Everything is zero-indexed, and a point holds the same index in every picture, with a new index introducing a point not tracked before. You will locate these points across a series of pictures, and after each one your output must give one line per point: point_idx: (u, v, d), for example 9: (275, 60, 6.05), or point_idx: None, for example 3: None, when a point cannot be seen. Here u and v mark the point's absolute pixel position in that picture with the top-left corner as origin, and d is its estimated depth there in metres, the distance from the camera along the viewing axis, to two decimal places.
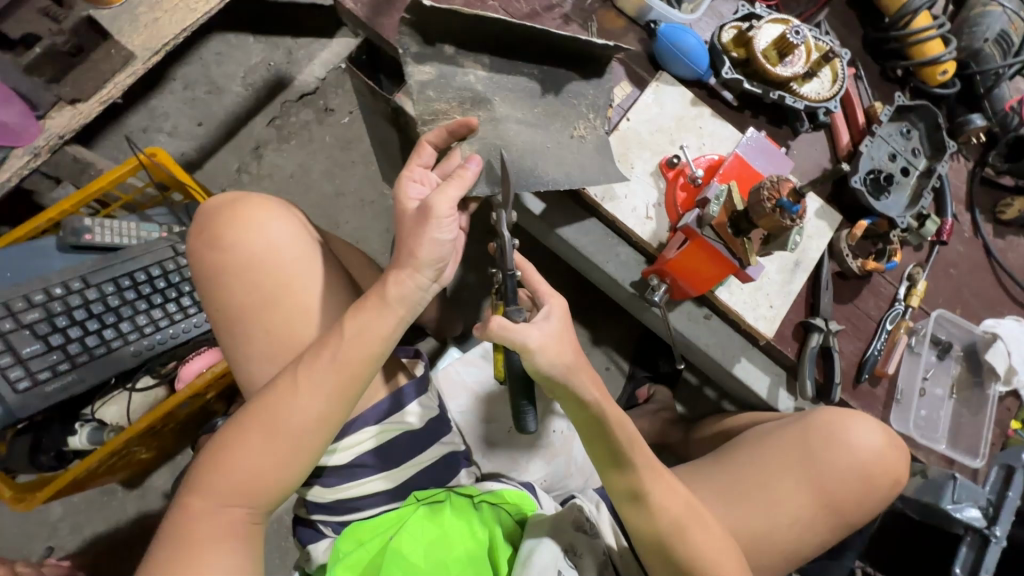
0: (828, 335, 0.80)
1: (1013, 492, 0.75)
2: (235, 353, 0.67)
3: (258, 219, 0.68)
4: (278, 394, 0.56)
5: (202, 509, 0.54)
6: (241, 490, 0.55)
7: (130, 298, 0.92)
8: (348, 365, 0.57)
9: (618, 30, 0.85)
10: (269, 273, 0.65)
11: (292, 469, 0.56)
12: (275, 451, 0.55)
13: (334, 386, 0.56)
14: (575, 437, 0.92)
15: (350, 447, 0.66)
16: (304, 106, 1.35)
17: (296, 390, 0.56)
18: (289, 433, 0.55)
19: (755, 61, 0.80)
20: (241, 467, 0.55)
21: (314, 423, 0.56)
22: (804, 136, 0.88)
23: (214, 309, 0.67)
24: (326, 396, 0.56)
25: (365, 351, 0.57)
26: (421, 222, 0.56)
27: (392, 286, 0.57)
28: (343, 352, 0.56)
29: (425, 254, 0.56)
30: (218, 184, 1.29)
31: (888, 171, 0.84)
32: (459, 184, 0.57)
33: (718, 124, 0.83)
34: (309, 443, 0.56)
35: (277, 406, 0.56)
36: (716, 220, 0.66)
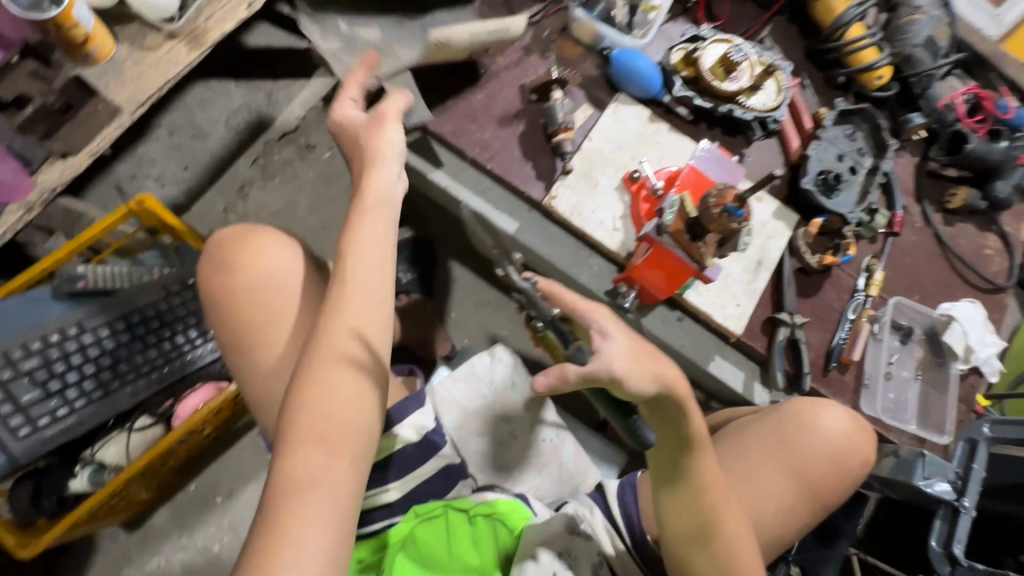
0: (793, 329, 0.85)
1: (978, 464, 0.78)
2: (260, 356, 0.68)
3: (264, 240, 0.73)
4: (324, 325, 0.56)
5: (294, 461, 0.52)
6: (321, 431, 0.53)
7: (126, 340, 0.95)
8: (364, 272, 0.58)
9: (576, 57, 0.91)
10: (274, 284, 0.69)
11: (359, 396, 0.55)
12: (342, 380, 0.55)
13: (363, 300, 0.57)
14: (563, 444, 0.95)
15: None
16: (286, 144, 1.41)
17: (340, 310, 0.56)
18: (350, 361, 0.55)
19: (703, 78, 0.86)
20: (311, 407, 0.53)
21: (364, 341, 0.57)
22: (757, 143, 0.94)
23: (236, 324, 0.70)
24: (370, 314, 0.57)
25: (379, 254, 0.58)
26: (377, 124, 0.63)
27: (374, 185, 0.60)
28: (359, 261, 0.58)
29: (386, 150, 0.62)
30: (207, 225, 1.33)
31: (836, 170, 0.91)
32: (398, 98, 0.65)
33: (675, 138, 0.89)
34: (363, 365, 0.56)
35: (326, 339, 0.56)
36: (672, 228, 0.68)
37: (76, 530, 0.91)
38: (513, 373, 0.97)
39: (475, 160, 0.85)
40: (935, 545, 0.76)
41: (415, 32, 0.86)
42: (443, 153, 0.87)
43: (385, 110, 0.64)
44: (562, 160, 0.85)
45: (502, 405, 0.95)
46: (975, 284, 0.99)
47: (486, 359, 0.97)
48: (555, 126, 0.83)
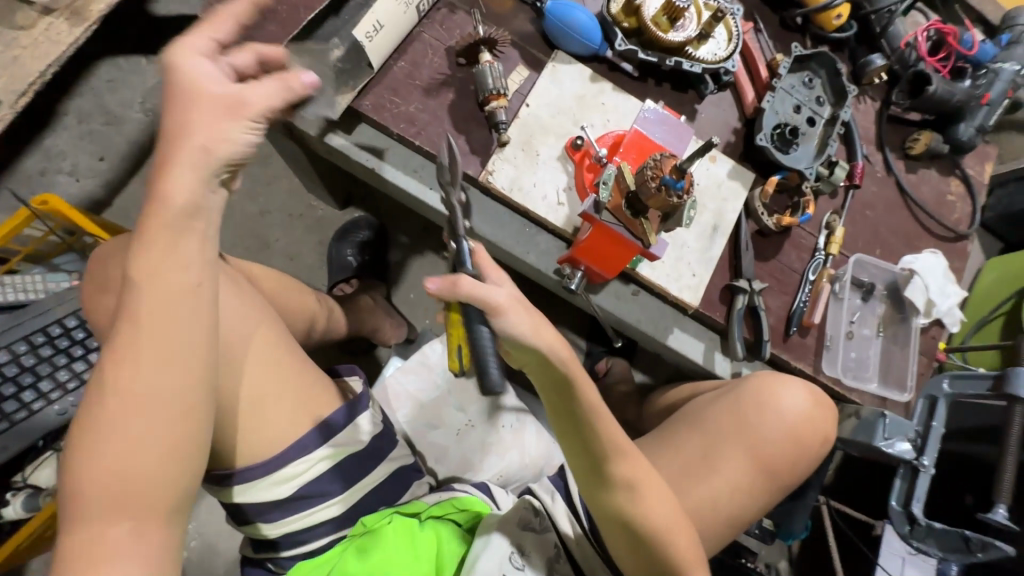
0: (752, 296, 0.82)
1: (937, 421, 0.77)
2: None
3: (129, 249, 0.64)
4: (106, 366, 0.43)
5: (73, 533, 0.42)
6: (107, 499, 0.42)
7: (46, 354, 0.87)
8: (157, 300, 0.43)
9: (508, 12, 0.82)
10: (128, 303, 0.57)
11: (160, 454, 0.43)
12: (131, 437, 0.43)
13: (158, 334, 0.43)
14: (524, 429, 0.91)
15: (292, 479, 0.64)
16: None
17: (118, 350, 0.43)
18: (137, 411, 0.43)
19: (645, 29, 0.78)
20: (88, 472, 0.42)
21: (158, 385, 0.43)
22: (710, 98, 0.88)
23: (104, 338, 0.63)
24: (164, 350, 0.44)
25: (172, 273, 0.44)
26: (229, 110, 0.45)
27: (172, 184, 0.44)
28: (149, 284, 0.43)
29: (217, 148, 0.45)
30: (134, 219, 1.22)
31: (793, 123, 0.85)
32: (274, 81, 0.48)
33: (620, 98, 0.81)
34: (170, 414, 0.44)
35: (103, 387, 0.43)
36: (611, 204, 0.61)
37: (16, 557, 0.86)
38: (467, 361, 0.93)
39: (402, 137, 0.77)
40: (896, 505, 0.75)
41: (366, 30, 0.70)
42: (367, 130, 0.78)
43: (244, 96, 0.46)
44: (496, 131, 0.76)
45: (457, 394, 0.91)
46: (937, 232, 0.96)
47: (438, 347, 0.92)
48: (486, 93, 0.75)
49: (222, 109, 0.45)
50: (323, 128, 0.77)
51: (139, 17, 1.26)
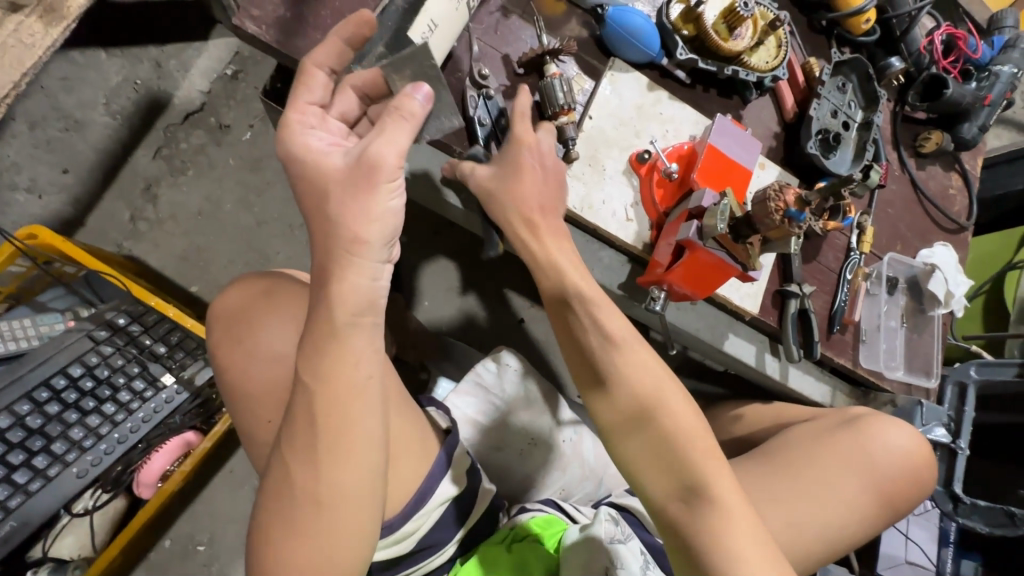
0: (804, 299, 0.85)
1: (968, 406, 0.86)
2: (258, 439, 0.64)
3: (264, 312, 0.67)
4: (292, 463, 0.48)
5: None
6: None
7: (55, 412, 0.77)
8: (333, 404, 0.48)
9: (559, 17, 0.78)
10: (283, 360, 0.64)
11: (345, 539, 0.49)
12: (320, 527, 0.48)
13: (335, 437, 0.48)
14: (583, 441, 0.91)
15: (409, 535, 0.67)
16: (193, 127, 1.15)
17: (301, 451, 0.48)
18: (324, 506, 0.49)
19: (707, 37, 0.77)
20: (286, 555, 0.49)
21: (340, 483, 0.49)
22: (753, 103, 0.88)
23: (232, 394, 0.65)
24: (344, 453, 0.48)
25: (346, 378, 0.48)
26: (369, 185, 0.49)
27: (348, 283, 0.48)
28: (328, 392, 0.48)
29: (374, 231, 0.49)
30: (112, 239, 1.09)
31: (834, 129, 0.88)
32: (394, 116, 0.50)
33: (677, 107, 0.80)
34: (349, 507, 0.49)
35: (295, 481, 0.48)
36: (719, 234, 0.62)
37: None
38: (523, 381, 0.90)
39: (465, 157, 0.72)
40: (937, 486, 0.83)
41: (423, 29, 0.63)
42: (420, 147, 0.74)
43: (379, 156, 0.49)
44: (565, 146, 0.73)
45: (517, 412, 0.89)
46: (945, 226, 1.03)
47: (492, 367, 0.90)
48: (554, 109, 0.71)
49: (353, 182, 0.50)
50: None
51: None
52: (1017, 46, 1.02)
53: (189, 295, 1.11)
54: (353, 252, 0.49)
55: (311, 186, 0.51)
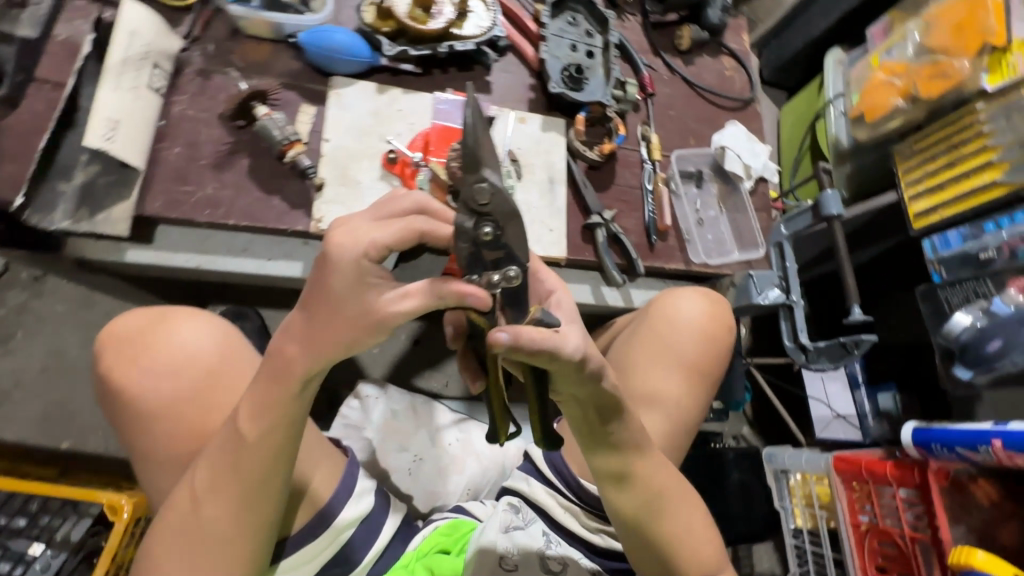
0: (609, 225, 0.87)
1: (789, 261, 0.90)
2: (150, 457, 0.62)
3: (163, 331, 0.64)
4: (192, 512, 0.57)
5: None
6: None
7: None
8: (244, 474, 0.56)
9: (265, 57, 0.78)
10: (196, 377, 0.63)
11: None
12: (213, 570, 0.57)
13: (242, 496, 0.57)
14: (471, 437, 0.92)
15: (313, 556, 0.68)
16: (6, 289, 1.11)
17: (204, 506, 0.57)
18: (215, 553, 0.57)
19: (406, 27, 0.79)
20: None
21: (237, 534, 0.58)
22: (497, 66, 0.91)
23: (123, 410, 0.62)
24: (239, 512, 0.57)
25: (260, 440, 0.55)
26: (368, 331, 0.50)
27: (290, 354, 0.53)
28: (244, 459, 0.56)
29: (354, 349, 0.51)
30: None
31: (576, 61, 0.91)
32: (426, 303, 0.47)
33: (414, 99, 0.82)
34: (240, 552, 0.58)
35: (197, 522, 0.57)
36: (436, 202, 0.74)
37: None
38: (388, 401, 0.92)
39: (213, 224, 0.72)
40: (789, 343, 0.87)
41: (100, 131, 0.62)
42: (170, 231, 0.73)
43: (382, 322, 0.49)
44: (307, 177, 0.74)
45: (394, 436, 0.89)
46: (732, 106, 1.07)
47: (355, 404, 0.92)
48: (279, 145, 0.73)
49: (361, 326, 0.50)
50: (117, 247, 0.70)
51: None
52: None
53: (59, 454, 1.07)
54: (288, 343, 0.53)
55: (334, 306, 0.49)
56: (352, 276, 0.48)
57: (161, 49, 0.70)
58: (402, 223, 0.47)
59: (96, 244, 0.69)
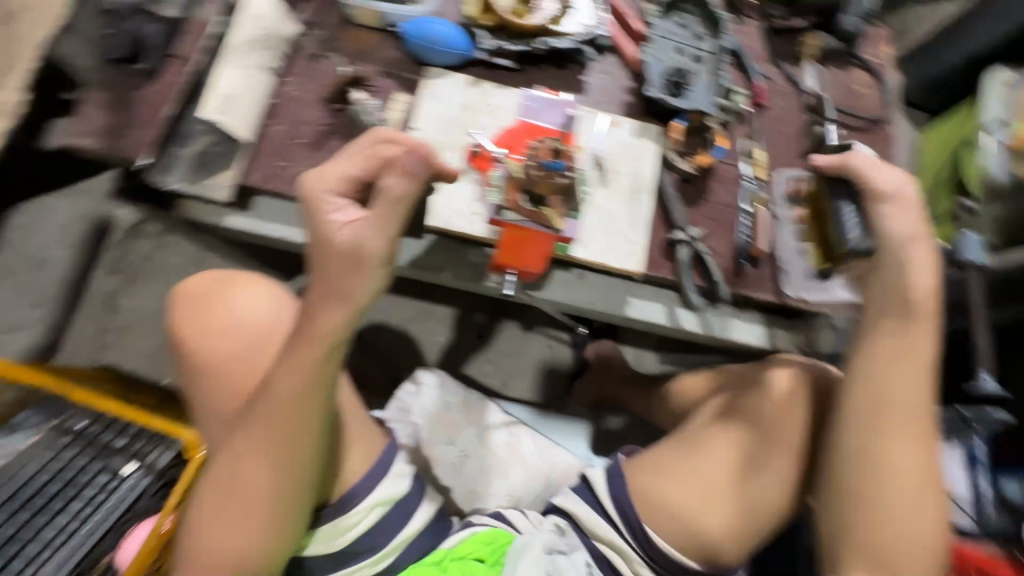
0: (693, 243, 0.82)
1: None
2: (206, 407, 0.67)
3: (230, 297, 0.69)
4: (234, 460, 0.58)
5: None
6: (229, 561, 0.58)
7: (26, 518, 0.86)
8: (280, 423, 0.57)
9: (372, 43, 0.82)
10: (247, 335, 0.67)
11: (268, 537, 0.58)
12: (251, 518, 0.58)
13: (279, 446, 0.57)
14: (520, 443, 0.90)
15: (349, 528, 0.67)
16: (138, 238, 1.27)
17: (245, 454, 0.58)
18: (250, 500, 0.58)
19: (507, 22, 0.80)
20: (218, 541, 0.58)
21: (271, 488, 0.58)
22: (595, 64, 0.88)
23: (190, 366, 0.68)
24: (274, 463, 0.57)
25: (293, 396, 0.56)
26: (353, 269, 0.54)
27: (329, 323, 0.56)
28: (279, 408, 0.57)
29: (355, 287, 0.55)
30: (83, 356, 1.20)
31: (682, 65, 0.85)
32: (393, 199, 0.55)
33: (505, 93, 0.81)
34: (274, 504, 0.58)
35: (239, 470, 0.58)
36: (507, 202, 0.72)
37: None
38: (442, 392, 0.91)
39: (304, 198, 0.76)
40: None
41: (218, 104, 0.72)
42: (264, 202, 0.77)
43: (365, 247, 0.54)
44: None
45: (443, 430, 0.89)
46: (860, 125, 0.95)
47: (411, 389, 0.90)
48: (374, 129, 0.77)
49: (344, 261, 0.54)
50: (218, 212, 0.76)
51: None
52: None
53: (160, 389, 1.19)
54: (325, 310, 0.55)
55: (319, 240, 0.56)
56: (328, 187, 0.56)
57: (282, 31, 0.78)
58: (365, 150, 0.57)
59: (203, 207, 0.76)
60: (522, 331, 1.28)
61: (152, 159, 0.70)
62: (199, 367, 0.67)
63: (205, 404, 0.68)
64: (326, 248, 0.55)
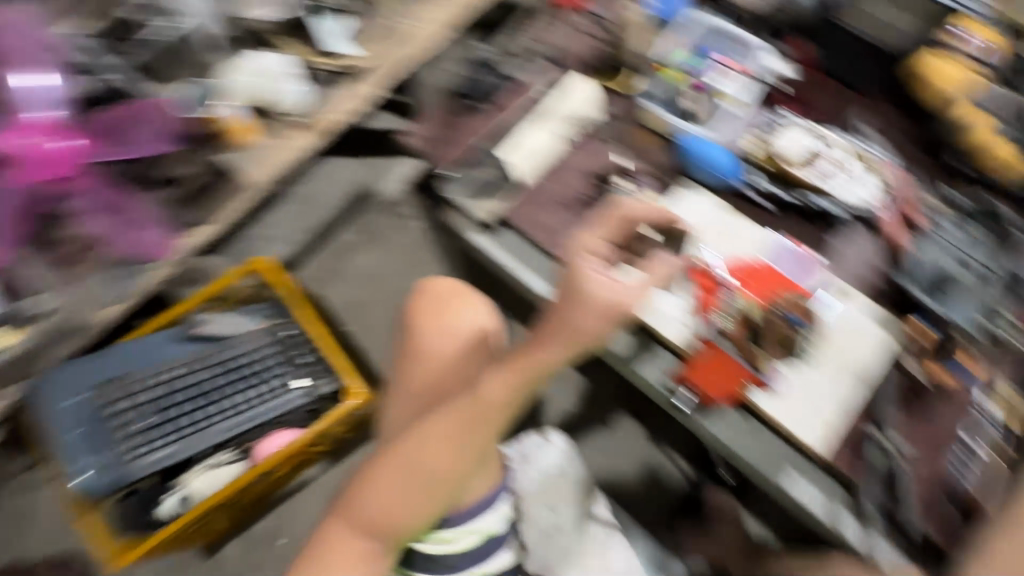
0: (885, 444, 0.76)
1: None
2: (406, 385, 0.77)
3: (463, 304, 0.80)
4: (418, 437, 0.62)
5: (338, 529, 0.62)
6: (376, 521, 0.61)
7: (228, 381, 1.09)
8: (475, 422, 0.60)
9: (647, 145, 0.92)
10: (461, 345, 0.76)
11: (417, 516, 0.61)
12: (414, 491, 0.61)
13: (466, 441, 0.61)
14: (610, 546, 0.89)
15: (441, 540, 0.72)
16: (384, 214, 1.55)
17: (431, 438, 0.62)
18: (420, 475, 0.61)
19: (781, 169, 0.87)
20: (376, 501, 0.61)
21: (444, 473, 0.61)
22: (849, 232, 0.86)
23: (410, 347, 0.79)
24: (454, 453, 0.61)
25: (496, 403, 0.59)
26: (602, 315, 0.54)
27: (545, 355, 0.56)
28: (480, 411, 0.60)
29: (595, 324, 0.54)
30: (308, 282, 1.49)
31: (946, 269, 0.81)
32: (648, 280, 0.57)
33: (749, 228, 0.86)
34: (439, 488, 0.61)
35: (420, 447, 0.61)
36: (732, 331, 0.78)
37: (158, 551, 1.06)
38: (565, 460, 0.91)
39: (541, 245, 0.87)
40: None
41: (521, 152, 0.89)
42: (510, 235, 0.88)
43: (624, 301, 0.54)
44: None
45: None
46: None
47: (538, 441, 0.93)
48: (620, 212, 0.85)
49: (597, 316, 0.54)
50: (471, 225, 0.89)
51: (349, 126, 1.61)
52: None
53: (340, 331, 1.44)
54: (546, 343, 0.55)
55: (568, 290, 0.56)
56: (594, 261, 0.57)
57: (585, 116, 0.92)
58: (616, 221, 0.62)
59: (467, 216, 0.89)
60: (645, 438, 1.26)
61: (453, 171, 0.88)
62: (413, 353, 0.78)
63: (405, 385, 0.77)
64: (583, 302, 0.54)
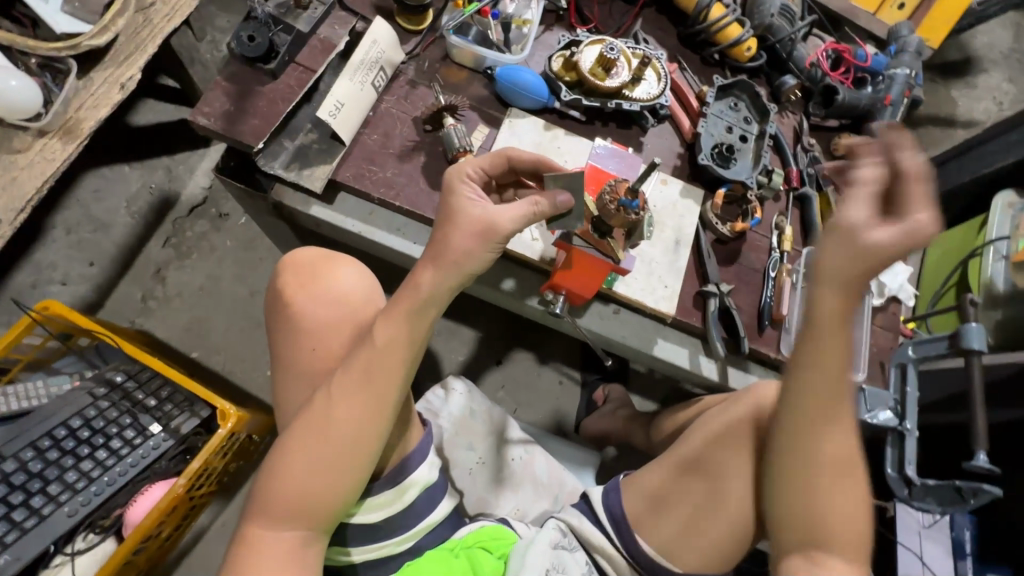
0: (723, 297, 0.88)
1: (910, 387, 0.84)
2: (291, 367, 0.71)
3: (330, 269, 0.75)
4: (322, 409, 0.61)
5: (258, 527, 0.60)
6: (293, 507, 0.60)
7: (54, 457, 0.89)
8: (379, 376, 0.62)
9: (462, 81, 0.92)
10: (342, 313, 0.72)
11: (338, 488, 0.61)
12: (328, 464, 0.60)
13: (372, 395, 0.62)
14: (534, 459, 0.93)
15: (380, 506, 0.71)
16: (197, 218, 1.35)
17: (337, 405, 0.61)
18: (330, 446, 0.60)
19: (585, 80, 0.90)
20: (290, 488, 0.60)
21: (357, 434, 0.61)
22: (653, 130, 0.98)
23: (283, 323, 0.72)
24: (361, 414, 0.61)
25: (392, 347, 0.62)
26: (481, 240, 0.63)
27: (428, 284, 0.63)
28: (380, 364, 0.62)
29: (472, 249, 0.62)
30: (126, 317, 1.26)
31: (728, 142, 0.96)
32: (526, 204, 0.64)
33: (574, 141, 0.91)
34: (354, 453, 0.61)
35: (325, 419, 0.61)
36: (579, 231, 0.77)
37: None
38: (468, 401, 0.96)
39: (383, 201, 0.85)
40: (891, 472, 0.81)
41: (330, 108, 0.79)
42: (347, 198, 0.86)
43: (495, 224, 0.63)
44: None
45: (465, 434, 0.94)
46: None
47: (440, 393, 0.96)
48: (454, 151, 0.84)
49: (472, 237, 0.62)
50: (306, 201, 0.84)
51: (119, 126, 1.35)
52: (907, 51, 1.10)
53: (186, 360, 1.25)
54: (424, 269, 0.63)
55: (446, 219, 0.64)
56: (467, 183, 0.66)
57: (389, 58, 0.87)
58: (497, 154, 0.69)
59: (295, 192, 0.84)
60: (536, 362, 1.34)
61: (265, 145, 0.80)
62: (289, 331, 0.72)
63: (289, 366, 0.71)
64: (459, 226, 0.63)
